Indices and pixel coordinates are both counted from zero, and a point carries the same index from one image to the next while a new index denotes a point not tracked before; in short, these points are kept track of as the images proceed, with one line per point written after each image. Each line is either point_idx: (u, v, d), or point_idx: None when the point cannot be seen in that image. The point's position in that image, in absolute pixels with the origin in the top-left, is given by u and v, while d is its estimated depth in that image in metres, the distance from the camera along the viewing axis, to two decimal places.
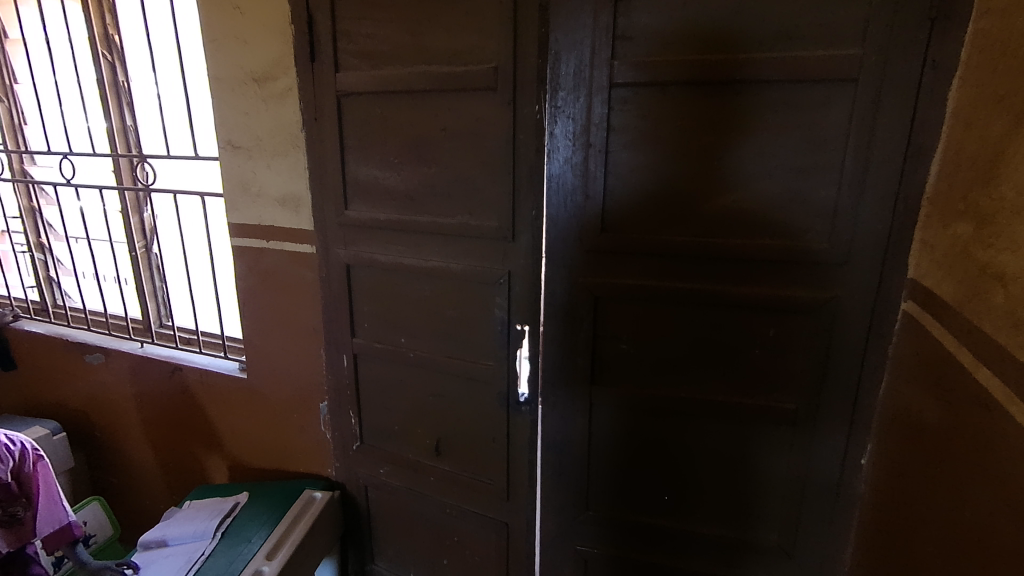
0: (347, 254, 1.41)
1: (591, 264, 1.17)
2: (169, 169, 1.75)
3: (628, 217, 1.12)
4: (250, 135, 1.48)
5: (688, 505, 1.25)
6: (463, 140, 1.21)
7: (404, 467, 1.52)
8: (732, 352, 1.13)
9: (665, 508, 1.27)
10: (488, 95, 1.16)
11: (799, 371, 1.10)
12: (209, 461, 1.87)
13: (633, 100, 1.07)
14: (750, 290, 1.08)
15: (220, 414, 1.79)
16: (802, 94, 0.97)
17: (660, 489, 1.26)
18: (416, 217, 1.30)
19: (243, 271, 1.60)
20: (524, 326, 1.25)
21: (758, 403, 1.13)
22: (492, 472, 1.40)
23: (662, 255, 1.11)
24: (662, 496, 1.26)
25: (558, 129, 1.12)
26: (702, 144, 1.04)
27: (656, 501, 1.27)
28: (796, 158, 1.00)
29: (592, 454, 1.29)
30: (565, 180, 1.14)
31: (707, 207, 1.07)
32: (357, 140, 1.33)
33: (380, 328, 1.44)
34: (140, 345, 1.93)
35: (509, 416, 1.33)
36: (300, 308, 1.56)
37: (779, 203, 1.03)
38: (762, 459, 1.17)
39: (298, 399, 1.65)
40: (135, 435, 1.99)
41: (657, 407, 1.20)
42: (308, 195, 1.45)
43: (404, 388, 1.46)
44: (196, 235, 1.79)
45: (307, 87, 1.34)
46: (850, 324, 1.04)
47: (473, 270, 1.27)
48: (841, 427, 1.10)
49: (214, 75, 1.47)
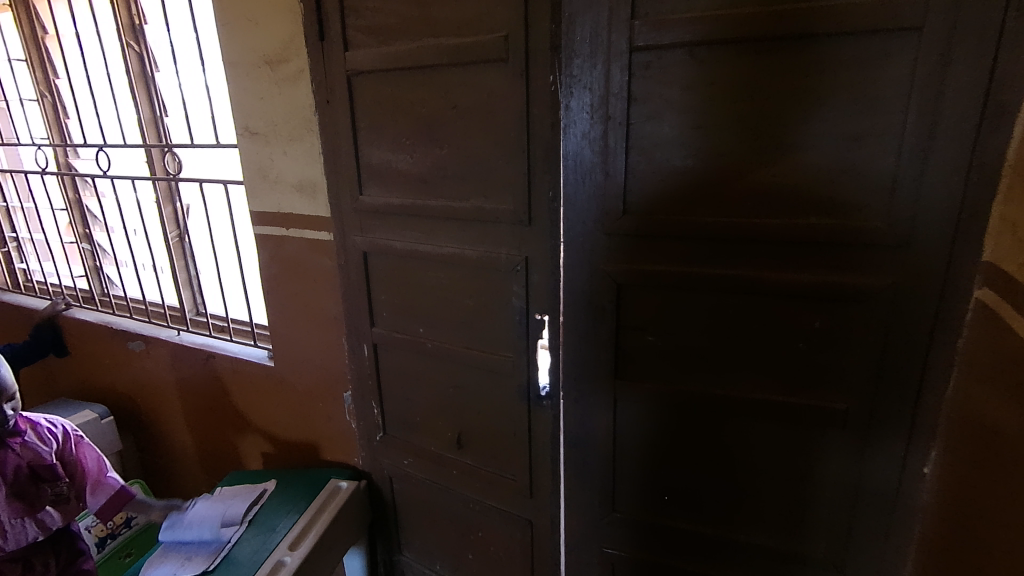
0: (363, 241, 1.36)
1: (612, 249, 1.07)
2: (194, 159, 1.75)
3: (652, 196, 1.02)
4: (266, 120, 1.44)
5: (709, 510, 1.16)
6: (475, 118, 1.13)
7: (427, 460, 1.48)
8: (771, 346, 1.01)
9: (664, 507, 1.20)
10: (499, 67, 1.07)
11: (850, 366, 0.97)
12: (244, 447, 1.90)
13: (655, 65, 0.96)
14: (792, 276, 0.96)
15: (252, 401, 1.81)
16: (854, 49, 0.84)
17: (657, 486, 1.19)
18: (430, 202, 1.23)
19: (266, 259, 1.59)
20: (543, 315, 1.17)
21: (802, 401, 1.02)
22: (514, 468, 1.34)
23: (689, 238, 1.00)
24: (660, 492, 1.19)
25: (574, 101, 1.03)
26: (736, 112, 0.92)
27: (660, 501, 1.20)
28: (847, 124, 0.86)
29: (617, 452, 1.20)
30: (584, 157, 1.05)
31: (743, 183, 0.95)
32: (368, 121, 1.27)
33: (400, 317, 1.39)
34: (177, 332, 1.97)
35: (530, 410, 1.26)
36: (321, 296, 1.53)
37: (827, 177, 0.90)
38: (807, 463, 1.05)
39: (323, 388, 1.63)
40: (175, 420, 2.04)
41: (688, 404, 1.10)
42: (324, 181, 1.41)
43: (424, 379, 1.41)
44: (224, 225, 1.81)
45: (318, 68, 1.28)
46: (909, 315, 0.91)
47: (488, 257, 1.19)
48: (900, 432, 0.97)
49: (230, 60, 1.44)
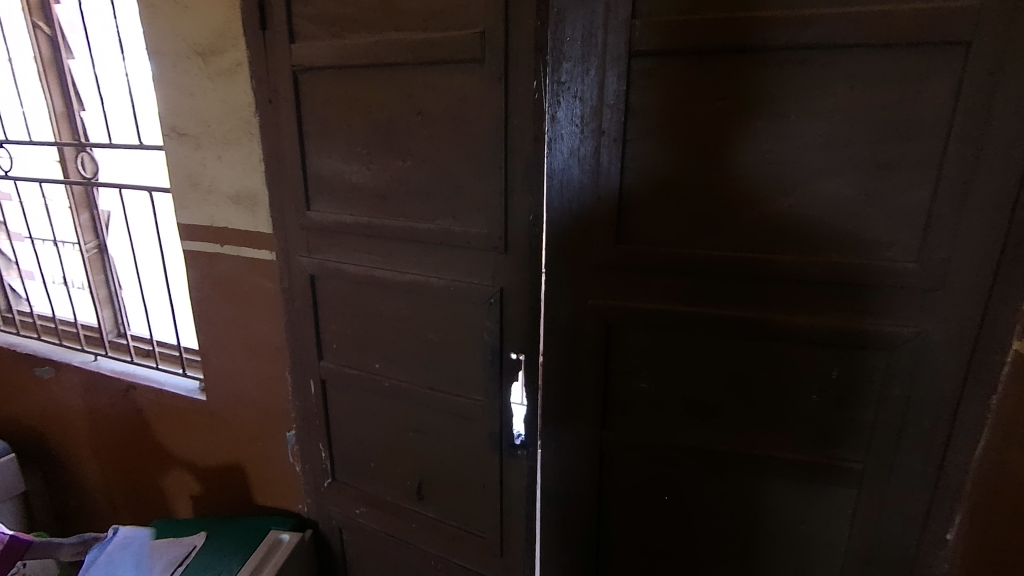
0: (311, 263, 1.18)
1: (600, 283, 0.93)
2: (114, 161, 1.52)
3: (650, 224, 0.88)
4: (197, 120, 1.24)
5: (722, 529, 0.99)
6: (443, 127, 0.97)
7: (382, 510, 1.30)
8: (781, 397, 0.89)
9: (664, 510, 1.02)
10: (474, 69, 0.92)
11: (868, 422, 0.86)
12: (170, 489, 1.67)
13: (658, 73, 0.82)
14: (809, 320, 0.84)
15: (179, 439, 1.58)
16: (890, 65, 0.72)
17: (659, 484, 1.01)
18: (389, 221, 1.06)
19: (197, 279, 1.38)
20: (519, 355, 1.03)
21: (814, 458, 0.90)
22: (483, 523, 1.18)
23: (693, 271, 0.87)
24: (660, 492, 1.01)
25: (561, 112, 0.87)
26: (749, 133, 0.80)
27: (660, 503, 1.02)
28: (877, 150, 0.75)
29: (601, 510, 1.06)
30: (571, 177, 0.89)
31: (756, 212, 0.82)
32: (317, 126, 1.09)
33: (352, 350, 1.21)
34: (93, 358, 1.72)
35: (502, 459, 1.11)
36: (261, 323, 1.33)
37: (851, 210, 0.78)
38: (815, 525, 0.94)
39: (262, 426, 1.43)
40: (89, 457, 1.78)
41: (684, 458, 0.97)
42: (264, 192, 1.21)
43: (380, 421, 1.24)
44: (149, 236, 1.58)
45: (258, 62, 1.10)
46: (938, 367, 0.80)
47: (457, 287, 1.03)
48: (921, 496, 0.86)
49: (155, 48, 1.23)
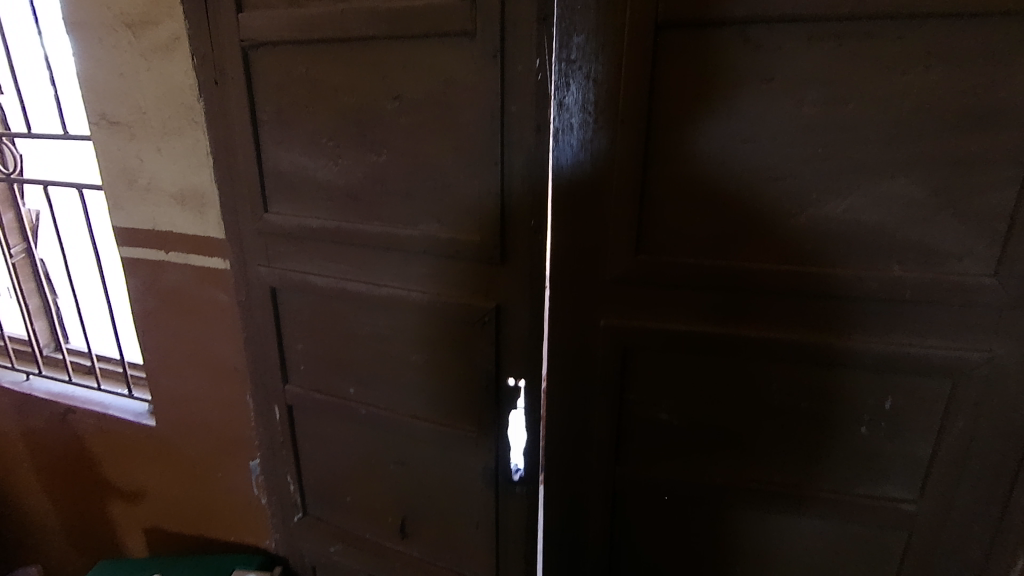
0: (270, 274, 1.01)
1: (615, 298, 0.80)
2: (39, 153, 1.31)
3: (675, 231, 0.75)
4: (130, 105, 1.05)
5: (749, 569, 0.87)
6: (426, 115, 0.81)
7: (361, 549, 1.15)
8: (824, 428, 0.77)
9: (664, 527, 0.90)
10: (464, 44, 0.76)
11: (925, 457, 0.75)
12: (119, 521, 1.49)
13: (690, 50, 0.68)
14: (862, 342, 0.72)
15: (127, 467, 1.40)
16: (976, 40, 0.59)
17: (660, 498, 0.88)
18: (362, 225, 0.90)
19: (139, 289, 1.19)
20: (518, 380, 0.88)
21: (860, 498, 0.79)
22: (477, 564, 1.04)
23: (726, 285, 0.74)
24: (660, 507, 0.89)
25: (570, 96, 0.73)
26: (799, 122, 0.66)
27: (664, 523, 0.89)
28: (953, 144, 0.63)
29: (612, 547, 0.93)
30: (581, 175, 0.76)
31: (804, 216, 0.69)
32: (274, 113, 0.92)
33: (323, 372, 1.05)
34: (25, 376, 1.51)
35: (498, 496, 0.97)
36: (215, 340, 1.16)
37: (920, 215, 0.66)
38: (857, 567, 0.83)
39: (221, 454, 1.26)
40: (25, 487, 1.58)
41: (708, 493, 0.85)
42: (214, 191, 1.03)
43: (356, 451, 1.08)
44: (84, 240, 1.38)
45: (199, 35, 0.91)
46: (1013, 396, 0.69)
47: (445, 303, 0.88)
48: (980, 539, 0.76)
49: (76, 19, 1.03)
